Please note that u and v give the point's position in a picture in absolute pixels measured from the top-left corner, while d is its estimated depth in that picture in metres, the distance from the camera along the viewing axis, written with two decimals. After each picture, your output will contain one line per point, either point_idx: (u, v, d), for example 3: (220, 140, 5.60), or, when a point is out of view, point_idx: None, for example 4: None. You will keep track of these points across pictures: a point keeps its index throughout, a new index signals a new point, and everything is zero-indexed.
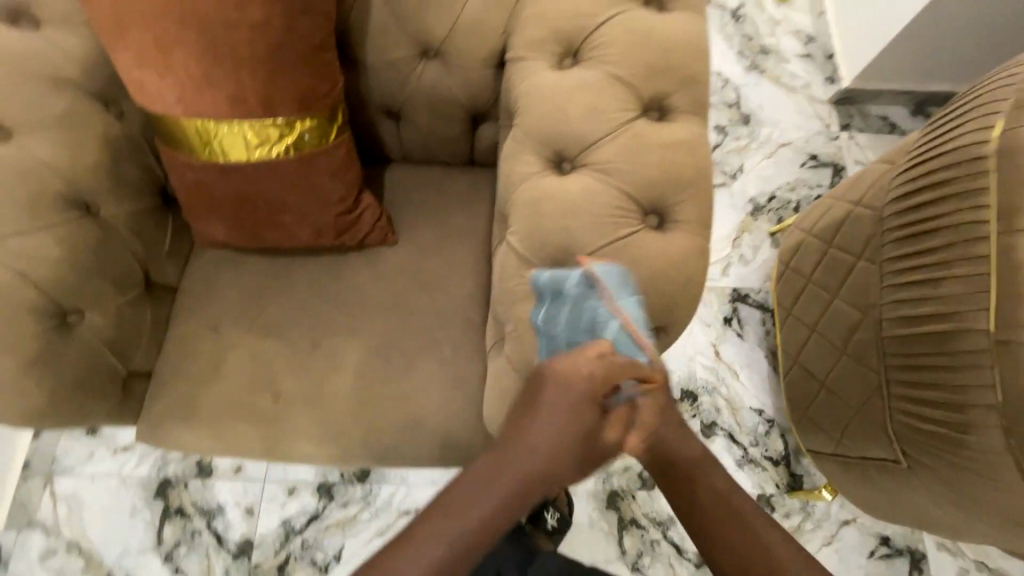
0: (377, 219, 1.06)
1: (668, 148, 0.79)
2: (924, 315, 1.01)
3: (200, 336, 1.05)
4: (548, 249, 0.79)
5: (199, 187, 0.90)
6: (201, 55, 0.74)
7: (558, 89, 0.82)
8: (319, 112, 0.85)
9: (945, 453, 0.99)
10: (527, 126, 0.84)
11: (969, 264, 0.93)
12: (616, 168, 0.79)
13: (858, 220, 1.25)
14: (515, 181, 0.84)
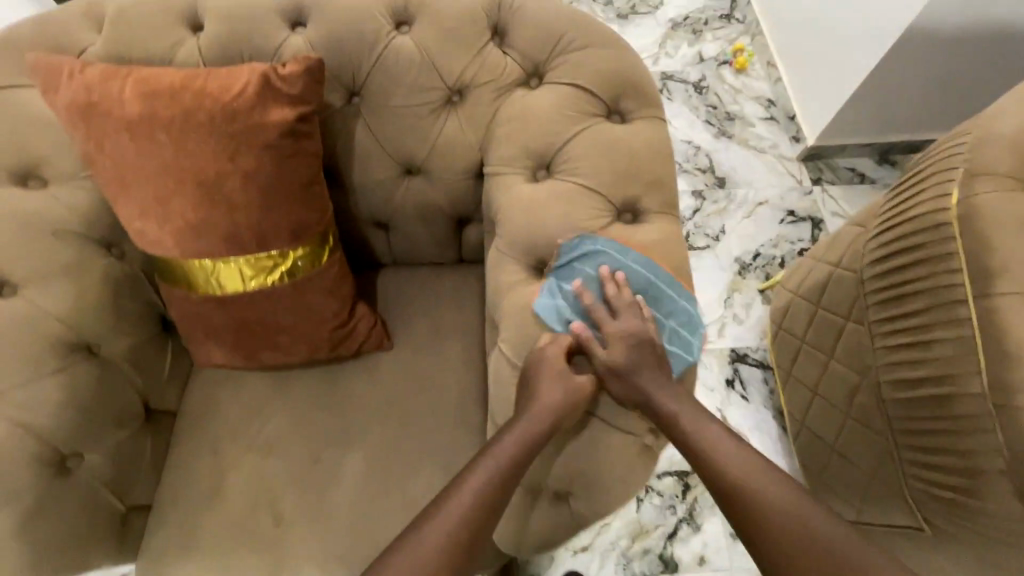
0: (372, 326, 1.09)
1: (644, 249, 0.83)
2: (919, 379, 1.02)
3: (199, 462, 1.04)
4: (540, 356, 0.82)
5: (198, 318, 0.93)
6: (198, 204, 0.79)
7: (535, 201, 0.87)
8: (311, 239, 0.89)
9: (966, 520, 0.97)
10: (510, 235, 0.88)
11: (954, 328, 0.95)
12: (597, 272, 0.83)
13: (841, 280, 1.29)
14: (502, 288, 0.87)
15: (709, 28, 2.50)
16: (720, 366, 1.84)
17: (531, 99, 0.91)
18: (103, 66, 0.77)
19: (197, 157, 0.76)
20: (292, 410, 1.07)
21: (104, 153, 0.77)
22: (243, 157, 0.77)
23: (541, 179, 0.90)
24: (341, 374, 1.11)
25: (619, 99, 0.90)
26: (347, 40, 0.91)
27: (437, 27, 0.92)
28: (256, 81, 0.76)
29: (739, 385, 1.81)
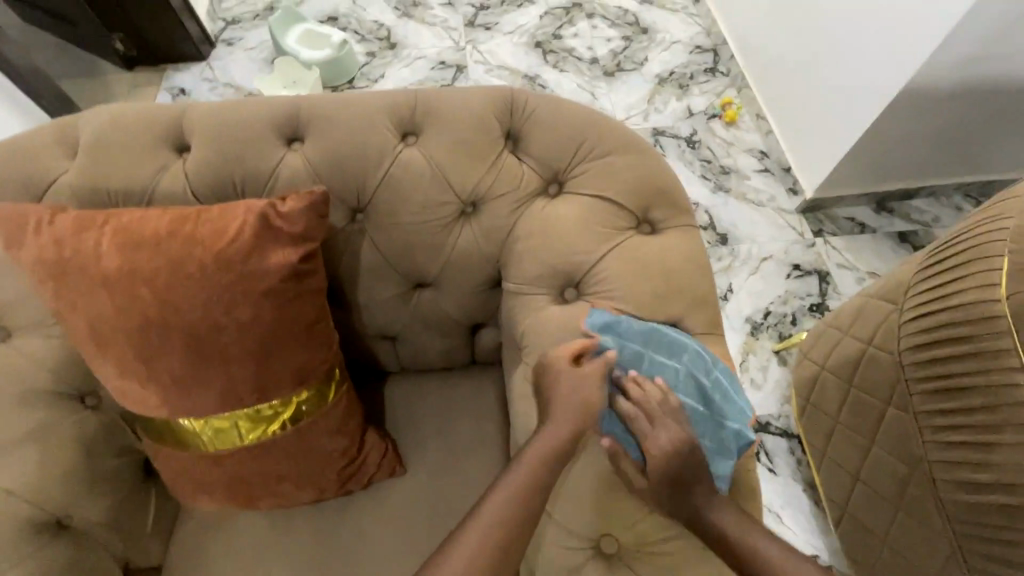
0: (383, 454, 0.97)
1: (692, 379, 0.75)
2: (987, 483, 0.94)
3: None
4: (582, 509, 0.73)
5: (188, 474, 0.81)
6: (187, 363, 0.69)
7: (565, 327, 0.79)
8: (316, 380, 0.79)
9: None
10: (540, 364, 0.80)
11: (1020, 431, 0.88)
12: None
13: (875, 360, 1.21)
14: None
15: (696, 82, 2.40)
16: None
17: (552, 211, 0.84)
18: (77, 212, 0.68)
19: (186, 313, 0.66)
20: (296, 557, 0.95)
21: (77, 313, 0.67)
22: (240, 308, 0.68)
23: (568, 299, 0.83)
24: (351, 508, 0.99)
25: (648, 210, 0.84)
26: (350, 157, 0.84)
27: (447, 140, 0.85)
28: (254, 223, 0.68)
29: (765, 458, 1.72)
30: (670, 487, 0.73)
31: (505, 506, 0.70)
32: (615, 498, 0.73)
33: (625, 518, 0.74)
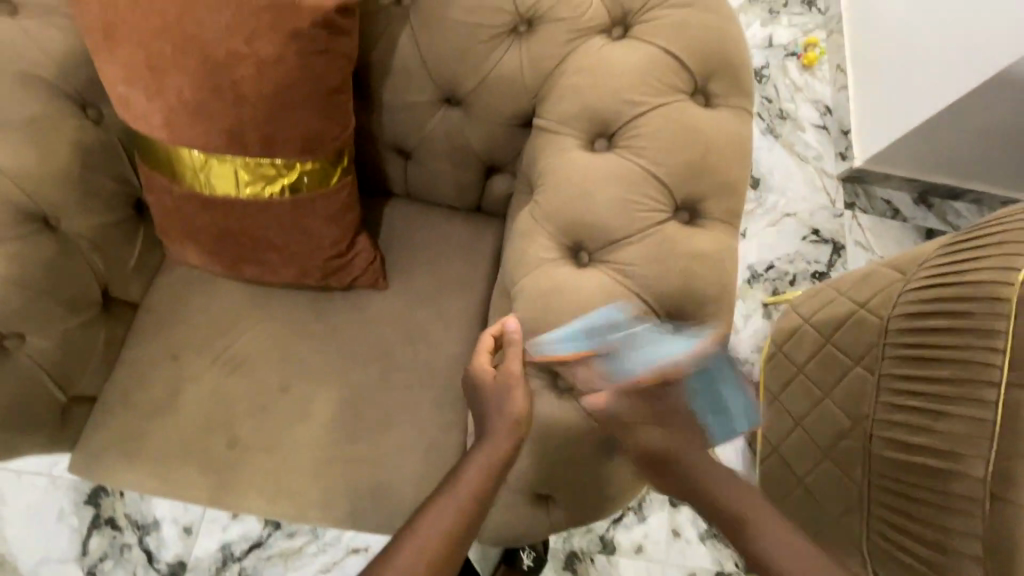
0: (370, 263, 0.98)
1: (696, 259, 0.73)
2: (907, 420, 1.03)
3: (158, 362, 0.95)
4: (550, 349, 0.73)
5: (180, 213, 0.81)
6: (197, 86, 0.66)
7: (586, 176, 0.76)
8: (324, 155, 0.77)
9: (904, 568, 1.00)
10: (549, 205, 0.77)
11: (964, 502, 0.90)
12: (637, 271, 0.73)
13: (823, 326, 1.35)
14: (526, 262, 0.78)
15: (788, 11, 2.24)
16: None
17: (608, 51, 0.78)
18: None
19: (205, 29, 0.63)
20: (268, 330, 0.99)
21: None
22: (262, 38, 0.64)
23: (598, 150, 0.79)
24: (331, 304, 1.02)
25: (710, 79, 0.78)
26: None
27: None
28: None
29: None
30: None
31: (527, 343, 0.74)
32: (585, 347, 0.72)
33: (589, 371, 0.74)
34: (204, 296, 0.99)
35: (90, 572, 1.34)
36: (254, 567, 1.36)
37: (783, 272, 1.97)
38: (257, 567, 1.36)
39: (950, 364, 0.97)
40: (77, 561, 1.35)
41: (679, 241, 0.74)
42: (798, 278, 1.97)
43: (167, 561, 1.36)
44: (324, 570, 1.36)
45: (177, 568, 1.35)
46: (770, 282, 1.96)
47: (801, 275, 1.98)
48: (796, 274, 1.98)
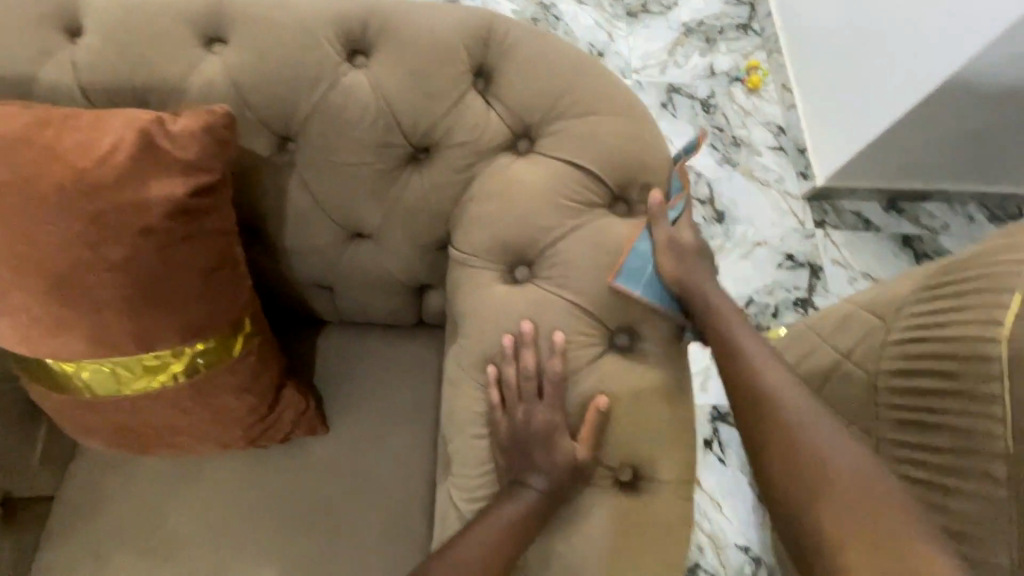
0: (302, 413, 0.89)
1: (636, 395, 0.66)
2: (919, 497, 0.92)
3: (75, 564, 0.85)
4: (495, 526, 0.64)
5: (66, 418, 0.72)
6: (45, 298, 0.58)
7: (509, 313, 0.68)
8: (216, 332, 0.69)
9: None
10: (474, 352, 0.69)
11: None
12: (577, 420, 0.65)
13: (811, 378, 1.26)
14: (456, 415, 0.70)
15: (724, 37, 2.21)
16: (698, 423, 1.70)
17: (513, 172, 0.72)
18: None
19: (40, 244, 0.56)
20: (199, 505, 0.89)
21: None
22: (110, 243, 0.56)
23: (519, 280, 0.71)
24: (267, 464, 0.92)
25: (627, 187, 0.72)
26: (280, 72, 0.69)
27: (402, 67, 0.70)
28: (131, 143, 0.55)
29: (717, 447, 1.65)
30: (597, 500, 0.65)
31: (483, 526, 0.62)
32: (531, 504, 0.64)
33: (540, 539, 0.65)
34: (123, 477, 0.89)
35: None
36: None
37: (763, 305, 1.90)
38: None
39: (950, 429, 0.89)
40: None
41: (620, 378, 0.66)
42: (779, 308, 1.90)
43: None
44: None
45: None
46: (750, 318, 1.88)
47: (782, 304, 1.91)
48: (776, 307, 1.90)
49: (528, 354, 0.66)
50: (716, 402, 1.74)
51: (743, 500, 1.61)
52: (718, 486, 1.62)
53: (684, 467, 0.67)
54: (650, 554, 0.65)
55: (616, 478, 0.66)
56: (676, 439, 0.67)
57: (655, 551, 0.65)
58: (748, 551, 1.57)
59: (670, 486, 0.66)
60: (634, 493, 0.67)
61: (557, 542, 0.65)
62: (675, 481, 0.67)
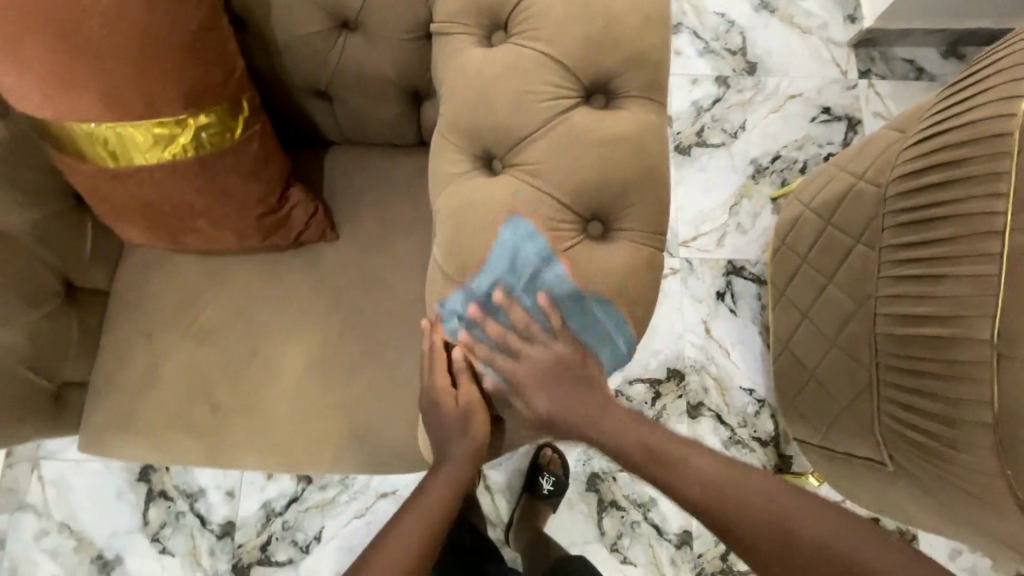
0: (312, 215, 0.96)
1: (605, 145, 0.67)
2: (910, 295, 0.93)
3: (132, 343, 0.99)
4: (474, 272, 0.70)
5: (100, 196, 0.81)
6: (56, 52, 0.65)
7: (484, 73, 0.69)
8: (214, 105, 0.76)
9: (919, 454, 0.93)
10: (452, 118, 0.72)
11: (969, 369, 0.82)
12: (547, 170, 0.68)
13: (824, 208, 1.23)
14: (438, 180, 0.74)
15: None
16: (712, 278, 1.73)
17: None
18: None
19: None
20: (230, 299, 1.00)
21: None
22: None
23: (494, 44, 0.72)
24: (283, 264, 1.01)
25: None
26: None
27: None
28: None
29: (729, 299, 1.72)
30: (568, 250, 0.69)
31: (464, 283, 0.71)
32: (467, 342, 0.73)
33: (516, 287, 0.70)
34: (164, 274, 1.01)
35: (154, 538, 1.47)
36: (295, 519, 1.49)
37: (791, 160, 1.81)
38: (299, 519, 1.49)
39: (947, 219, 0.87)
40: (141, 531, 1.47)
41: (589, 129, 0.68)
42: (808, 163, 1.80)
43: (218, 522, 1.49)
44: (358, 515, 1.48)
45: (228, 528, 1.48)
46: (775, 174, 1.80)
47: (812, 159, 1.80)
48: (805, 162, 1.80)
49: (500, 115, 0.69)
50: (732, 257, 1.74)
51: (752, 349, 1.69)
52: (728, 335, 1.70)
53: (654, 222, 0.70)
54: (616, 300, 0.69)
55: (586, 230, 0.71)
56: (646, 191, 0.69)
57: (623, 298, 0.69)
58: (753, 394, 1.66)
59: (639, 236, 0.70)
60: (604, 243, 0.71)
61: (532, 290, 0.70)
62: (645, 234, 0.70)
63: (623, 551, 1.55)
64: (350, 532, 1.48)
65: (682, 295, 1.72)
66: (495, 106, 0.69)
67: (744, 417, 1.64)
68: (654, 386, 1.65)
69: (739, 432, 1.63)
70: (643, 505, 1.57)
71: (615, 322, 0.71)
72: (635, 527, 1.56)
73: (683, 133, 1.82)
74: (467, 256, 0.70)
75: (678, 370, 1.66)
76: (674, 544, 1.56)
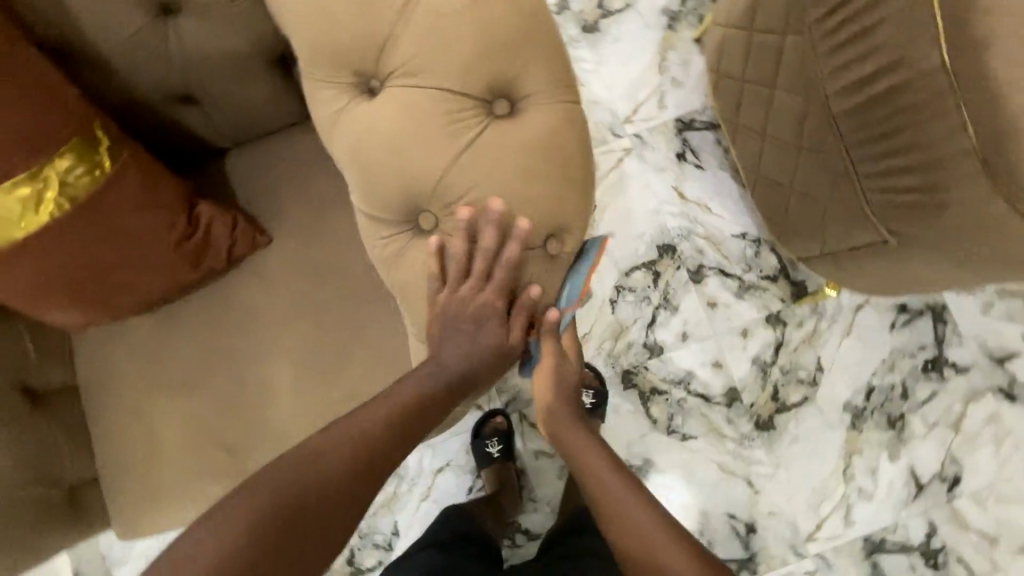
0: (232, 228, 0.91)
1: (470, 12, 0.62)
2: (851, 60, 0.88)
3: (120, 422, 0.96)
4: (397, 199, 0.66)
5: (4, 290, 0.76)
6: None
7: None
8: (64, 143, 0.71)
9: (912, 214, 0.90)
10: (307, 54, 0.66)
11: (931, 105, 0.79)
12: (425, 65, 0.63)
13: (741, 17, 1.16)
14: (323, 127, 0.68)
15: None
16: (667, 142, 1.67)
17: None
18: None
19: None
20: (193, 342, 0.96)
21: None
22: None
23: None
24: (232, 288, 0.96)
25: None
26: None
27: None
28: None
29: (690, 156, 1.66)
30: (479, 137, 0.65)
31: (395, 213, 0.68)
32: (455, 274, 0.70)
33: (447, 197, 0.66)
34: (119, 345, 0.96)
35: None
36: (370, 525, 1.57)
37: None
38: (373, 524, 1.57)
39: None
40: None
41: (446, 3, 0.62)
42: None
43: None
44: (424, 497, 1.58)
45: None
46: (691, 14, 1.70)
47: None
48: None
49: (353, 29, 0.62)
50: (678, 114, 1.68)
51: (730, 196, 1.65)
52: (703, 190, 1.65)
53: (553, 78, 0.66)
54: (550, 168, 0.65)
55: (492, 109, 0.66)
56: (530, 47, 0.65)
57: (557, 162, 0.66)
58: (747, 237, 1.63)
59: (546, 96, 0.66)
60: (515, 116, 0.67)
61: (461, 193, 0.65)
62: (548, 94, 0.66)
63: (680, 430, 1.56)
64: (421, 514, 1.58)
65: (643, 172, 1.66)
66: (345, 22, 0.63)
67: (746, 262, 1.62)
68: (650, 269, 1.62)
69: (747, 277, 1.61)
70: (686, 382, 1.58)
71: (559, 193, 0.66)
72: (682, 404, 1.57)
73: (584, 11, 1.72)
74: (383, 182, 0.65)
75: (668, 244, 1.62)
76: (725, 404, 1.57)
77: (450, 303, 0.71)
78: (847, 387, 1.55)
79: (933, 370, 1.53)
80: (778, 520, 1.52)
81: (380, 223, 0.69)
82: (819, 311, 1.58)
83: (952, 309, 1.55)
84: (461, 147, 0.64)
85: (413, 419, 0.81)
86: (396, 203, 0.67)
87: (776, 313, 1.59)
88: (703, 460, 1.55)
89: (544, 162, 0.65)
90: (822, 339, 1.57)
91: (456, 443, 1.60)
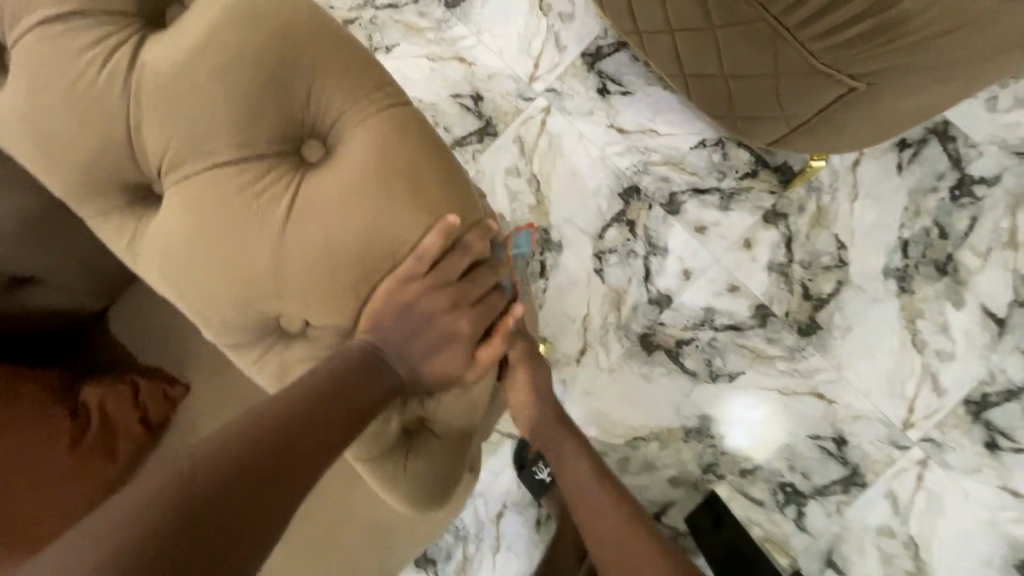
0: (133, 397, 0.84)
1: (224, 80, 0.61)
2: None
3: None
4: (232, 290, 0.64)
5: None
6: None
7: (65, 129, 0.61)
8: None
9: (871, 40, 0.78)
10: (87, 186, 0.65)
11: None
12: (198, 149, 0.62)
13: None
14: (137, 250, 0.68)
15: None
16: (583, 83, 1.50)
17: None
18: None
19: None
20: None
21: None
22: None
23: None
24: None
25: None
26: None
27: None
28: None
29: (614, 86, 1.49)
30: (286, 194, 0.63)
31: (241, 308, 0.66)
32: (422, 348, 0.68)
33: (280, 267, 0.63)
34: None
35: None
36: None
37: None
38: None
39: None
40: None
41: (189, 81, 0.61)
42: None
43: None
44: (495, 550, 1.46)
45: None
46: None
47: None
48: None
49: None
50: (582, 50, 1.50)
51: (672, 108, 1.47)
52: (642, 115, 1.48)
53: (341, 105, 0.65)
54: (395, 188, 0.63)
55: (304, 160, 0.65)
56: (326, 78, 0.64)
57: (382, 185, 0.63)
58: (707, 143, 1.46)
59: (352, 130, 0.65)
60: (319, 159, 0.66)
61: (297, 253, 0.62)
62: (352, 126, 0.65)
63: (724, 371, 1.41)
64: (500, 568, 1.45)
65: (573, 124, 1.49)
66: None
67: (717, 169, 1.45)
68: (622, 222, 1.46)
69: (726, 185, 1.44)
70: (709, 320, 1.42)
71: (419, 212, 0.64)
72: (714, 344, 1.41)
73: None
74: (210, 279, 0.64)
75: (630, 187, 1.46)
76: (760, 325, 1.41)
77: (368, 366, 0.65)
78: (879, 252, 1.38)
79: (964, 195, 1.35)
80: (866, 420, 1.36)
81: (239, 323, 0.67)
82: (815, 186, 1.41)
83: (957, 121, 1.36)
84: (297, 207, 0.63)
85: (275, 439, 0.58)
86: (231, 296, 0.65)
87: (771, 209, 1.42)
88: (762, 391, 1.40)
89: (384, 185, 0.63)
90: (831, 213, 1.40)
91: (503, 482, 1.47)
